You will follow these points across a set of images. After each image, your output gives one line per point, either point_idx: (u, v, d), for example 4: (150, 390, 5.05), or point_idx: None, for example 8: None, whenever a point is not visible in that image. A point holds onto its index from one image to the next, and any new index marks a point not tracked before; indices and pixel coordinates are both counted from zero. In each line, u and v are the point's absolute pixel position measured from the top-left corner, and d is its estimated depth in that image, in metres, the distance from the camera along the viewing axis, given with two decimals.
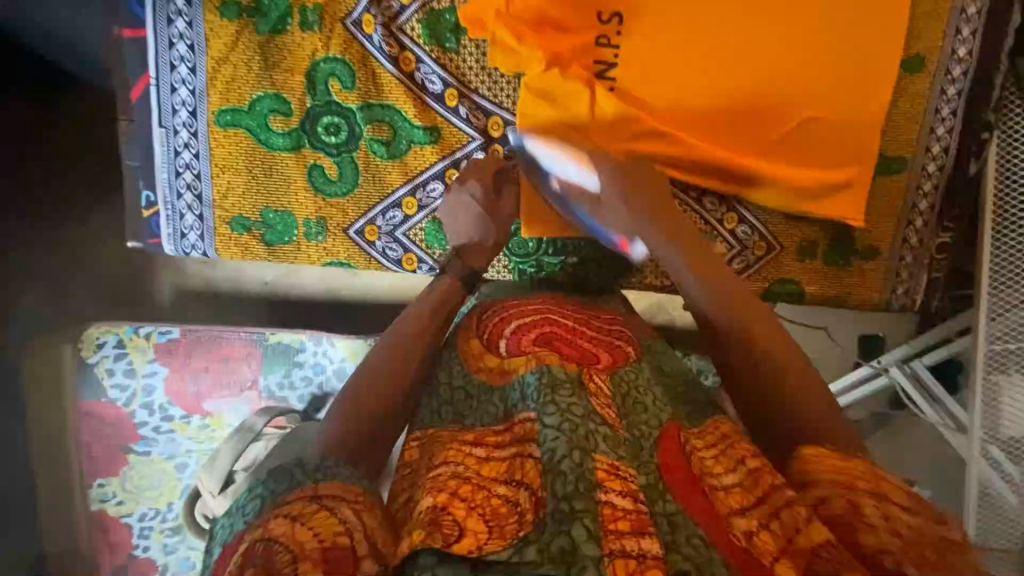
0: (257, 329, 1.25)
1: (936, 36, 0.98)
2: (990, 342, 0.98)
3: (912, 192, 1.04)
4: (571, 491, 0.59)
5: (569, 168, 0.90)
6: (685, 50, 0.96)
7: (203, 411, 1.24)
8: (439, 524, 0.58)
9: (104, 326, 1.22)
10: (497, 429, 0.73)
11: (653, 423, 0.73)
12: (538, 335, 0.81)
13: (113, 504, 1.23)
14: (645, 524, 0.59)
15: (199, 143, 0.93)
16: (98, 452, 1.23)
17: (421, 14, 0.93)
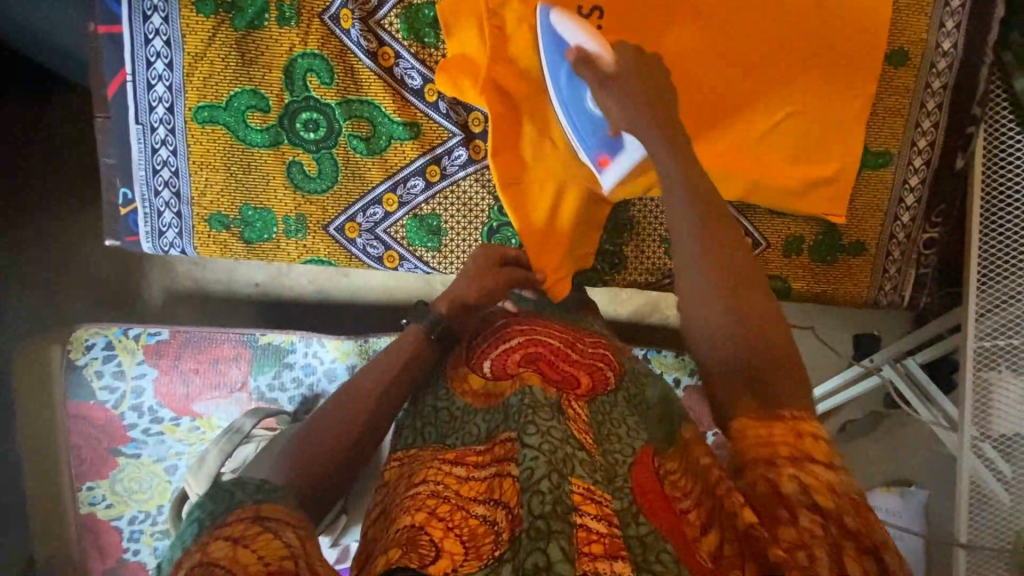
0: (247, 332, 1.45)
1: (918, 34, 1.01)
2: (979, 339, 1.06)
3: (898, 187, 1.07)
4: (550, 510, 0.56)
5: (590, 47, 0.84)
6: (671, 40, 0.96)
7: (192, 413, 1.45)
8: (416, 544, 0.55)
9: (93, 329, 1.44)
10: (478, 450, 0.70)
11: (627, 452, 0.68)
12: (523, 355, 0.79)
13: (102, 507, 1.45)
14: (620, 548, 0.57)
15: (177, 140, 0.93)
16: (87, 454, 1.44)
17: (399, 8, 0.92)
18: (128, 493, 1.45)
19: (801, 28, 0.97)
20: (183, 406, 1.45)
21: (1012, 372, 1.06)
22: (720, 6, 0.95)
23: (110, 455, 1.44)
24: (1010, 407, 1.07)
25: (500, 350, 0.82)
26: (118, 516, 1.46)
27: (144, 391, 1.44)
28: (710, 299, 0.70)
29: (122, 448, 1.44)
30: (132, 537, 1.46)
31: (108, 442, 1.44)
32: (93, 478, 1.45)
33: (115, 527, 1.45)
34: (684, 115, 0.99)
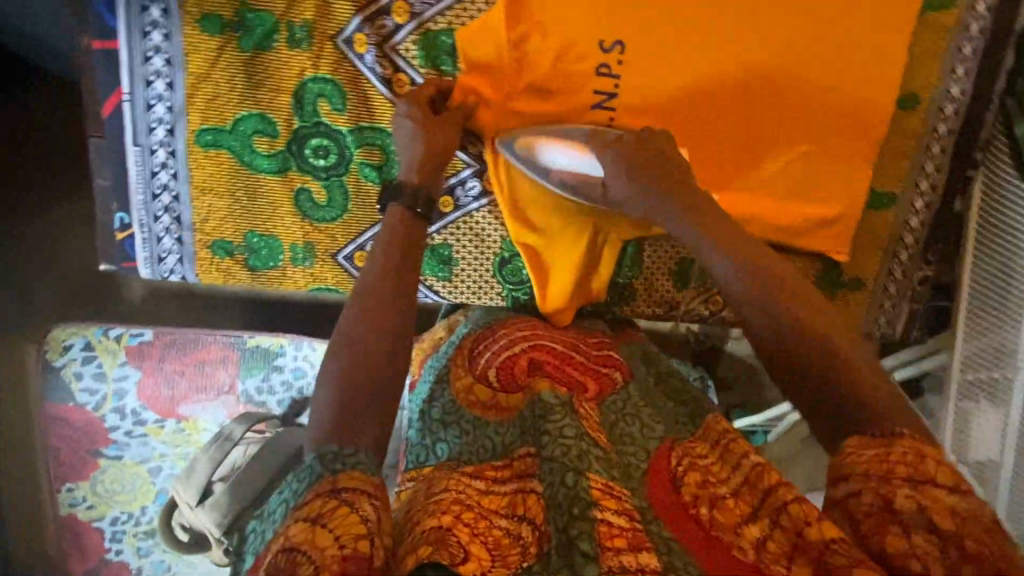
0: (234, 335, 1.44)
1: (930, 78, 1.02)
2: (962, 372, 1.14)
3: (899, 226, 1.09)
4: (569, 520, 0.61)
5: (558, 154, 0.88)
6: (690, 78, 0.95)
7: (177, 416, 1.43)
8: (445, 543, 0.58)
9: (70, 330, 1.41)
10: (495, 463, 0.74)
11: (641, 456, 0.73)
12: (529, 360, 0.85)
13: (82, 507, 1.45)
14: (643, 540, 0.61)
15: (177, 163, 0.88)
16: (67, 454, 1.43)
17: (417, 34, 0.88)
18: (110, 494, 1.44)
19: (818, 70, 0.97)
20: (168, 408, 1.43)
21: (988, 403, 1.10)
22: (742, 45, 0.95)
23: (92, 456, 1.43)
24: (981, 437, 1.12)
25: (505, 358, 0.86)
26: (100, 516, 1.45)
27: (126, 394, 1.42)
28: (729, 274, 0.73)
29: (104, 450, 1.43)
30: (114, 538, 1.44)
31: (90, 442, 1.43)
32: (74, 479, 1.44)
33: (97, 527, 1.44)
34: (697, 154, 1.00)
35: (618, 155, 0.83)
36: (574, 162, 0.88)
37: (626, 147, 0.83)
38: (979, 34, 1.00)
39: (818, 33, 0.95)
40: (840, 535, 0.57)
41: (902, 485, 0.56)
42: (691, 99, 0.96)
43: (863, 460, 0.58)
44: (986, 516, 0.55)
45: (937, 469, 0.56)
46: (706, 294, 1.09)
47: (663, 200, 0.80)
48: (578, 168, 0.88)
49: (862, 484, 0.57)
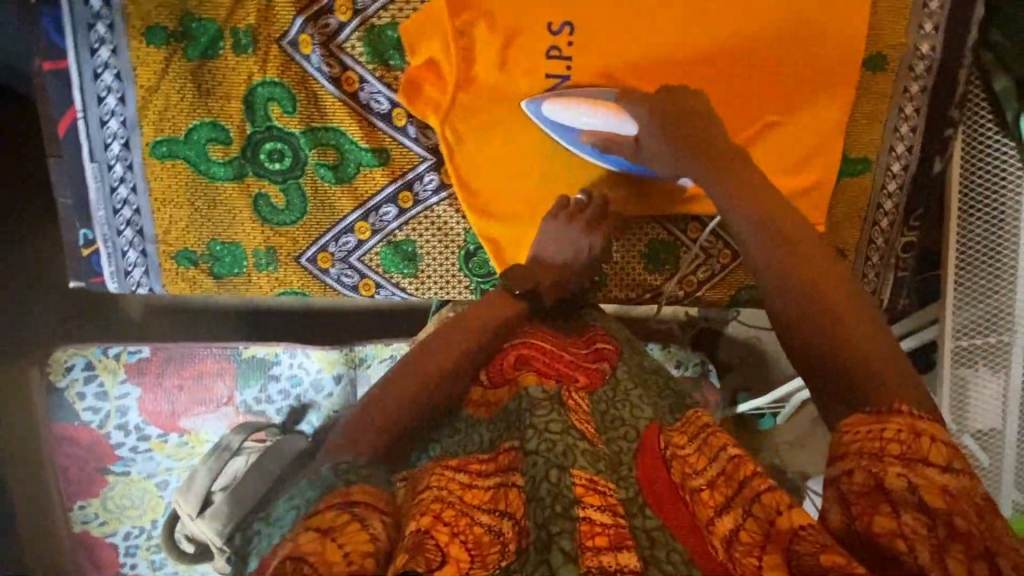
0: (230, 346, 1.45)
1: (897, 37, 0.98)
2: (957, 338, 1.14)
3: (876, 192, 1.05)
4: (550, 517, 0.60)
5: (592, 119, 0.89)
6: (644, 54, 0.93)
7: (180, 429, 1.45)
8: (422, 548, 0.58)
9: (71, 351, 1.43)
10: (481, 458, 0.74)
11: (631, 438, 0.73)
12: (517, 358, 0.83)
13: (95, 524, 1.48)
14: (624, 538, 0.59)
15: (136, 177, 0.89)
16: (75, 473, 1.46)
17: (361, 31, 0.87)
18: (121, 510, 1.47)
19: (776, 34, 0.94)
20: (170, 422, 1.45)
21: (987, 368, 1.15)
22: (695, 20, 0.92)
23: (99, 474, 1.46)
24: (983, 402, 1.16)
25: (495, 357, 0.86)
26: (112, 532, 1.48)
27: (128, 411, 1.44)
28: (751, 243, 0.76)
29: (111, 467, 1.46)
30: (128, 553, 1.48)
31: (95, 461, 1.45)
32: (84, 497, 1.47)
33: (110, 543, 1.48)
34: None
35: (655, 112, 0.85)
36: (606, 122, 0.89)
37: (657, 106, 0.86)
38: None
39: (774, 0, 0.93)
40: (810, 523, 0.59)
41: (893, 463, 0.56)
42: (647, 77, 0.94)
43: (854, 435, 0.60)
44: (957, 489, 0.55)
45: (931, 448, 0.56)
46: (681, 273, 1.06)
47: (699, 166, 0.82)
48: (610, 130, 0.89)
49: (856, 463, 0.58)
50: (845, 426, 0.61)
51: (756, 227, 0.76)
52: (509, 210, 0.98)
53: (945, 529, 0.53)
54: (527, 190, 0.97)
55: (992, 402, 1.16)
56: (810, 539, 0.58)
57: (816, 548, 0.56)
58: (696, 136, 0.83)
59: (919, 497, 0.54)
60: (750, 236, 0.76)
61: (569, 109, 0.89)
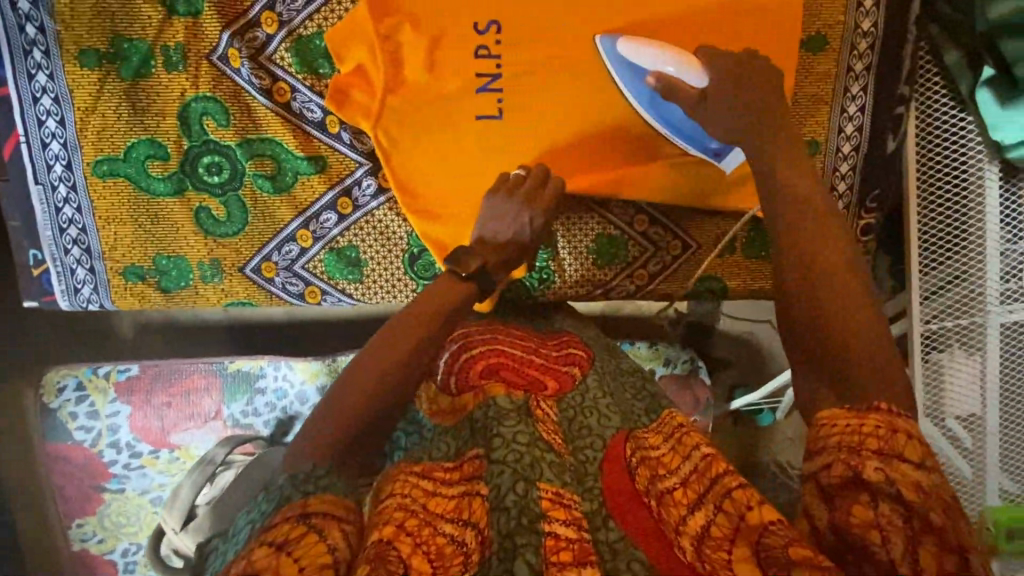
0: (216, 361, 1.47)
1: (837, 16, 0.96)
2: (925, 323, 1.11)
3: (828, 174, 1.03)
4: (515, 528, 0.61)
5: (667, 66, 0.85)
6: (574, 46, 0.92)
7: (170, 445, 1.47)
8: (385, 560, 0.57)
9: (62, 371, 1.46)
10: (446, 466, 0.72)
11: (597, 446, 0.72)
12: (486, 366, 0.81)
13: (94, 541, 1.52)
14: (588, 553, 0.60)
15: (79, 196, 0.91)
16: (72, 492, 1.49)
17: (289, 42, 0.89)
18: (118, 527, 1.51)
19: (710, 16, 0.91)
20: (160, 439, 1.47)
21: (962, 351, 1.11)
22: (624, 9, 0.91)
23: (95, 491, 1.49)
24: (961, 386, 1.13)
25: (461, 363, 0.83)
26: (111, 549, 1.52)
27: (120, 428, 1.46)
28: (779, 202, 0.77)
29: (105, 484, 1.48)
30: (128, 568, 1.53)
31: (91, 479, 1.49)
32: (81, 515, 1.51)
33: (110, 559, 1.52)
34: (597, 121, 0.94)
35: (727, 70, 0.84)
36: (679, 68, 0.85)
37: (736, 66, 0.84)
38: None
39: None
40: (778, 518, 0.60)
41: (871, 457, 0.59)
42: (579, 69, 0.93)
43: (833, 428, 0.63)
44: (930, 487, 0.58)
45: (907, 444, 0.60)
46: (630, 268, 1.05)
47: (748, 128, 0.82)
48: (681, 76, 0.85)
49: (834, 456, 0.60)
50: (822, 419, 0.64)
51: (795, 192, 0.77)
52: (450, 210, 0.97)
53: (920, 524, 0.56)
54: (468, 187, 0.96)
55: (970, 385, 1.12)
56: (780, 532, 0.58)
57: (785, 542, 0.56)
58: (759, 96, 0.83)
59: (897, 491, 0.57)
60: (783, 198, 0.77)
61: (642, 50, 0.86)
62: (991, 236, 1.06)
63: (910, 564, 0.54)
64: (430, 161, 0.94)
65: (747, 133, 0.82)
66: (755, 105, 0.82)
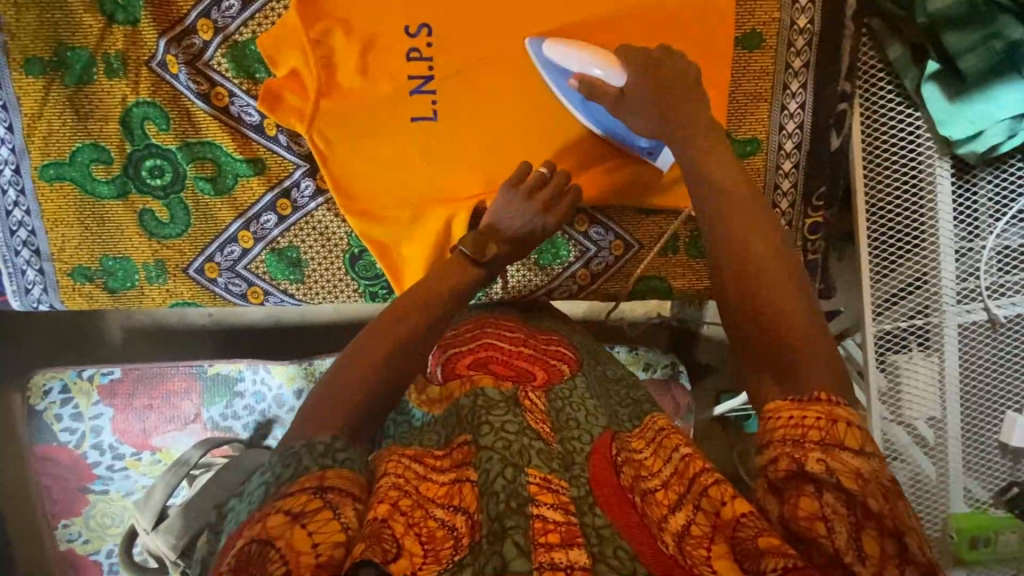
0: (195, 364, 1.48)
1: (771, 12, 0.95)
2: (880, 324, 1.08)
3: (771, 172, 1.02)
4: (504, 511, 0.58)
5: (592, 69, 0.87)
6: (505, 48, 0.93)
7: (152, 447, 1.50)
8: (379, 538, 0.56)
9: (49, 374, 1.48)
10: (437, 453, 0.71)
11: (584, 439, 0.69)
12: (472, 359, 0.82)
13: (79, 542, 1.56)
14: (576, 535, 0.57)
15: (28, 200, 0.95)
16: (60, 494, 1.53)
17: (225, 47, 0.91)
18: (103, 528, 1.55)
19: (638, 18, 0.93)
20: (142, 440, 1.49)
21: (920, 351, 1.08)
22: (554, 10, 0.92)
23: (81, 493, 1.53)
24: (921, 387, 1.09)
25: (449, 357, 0.84)
26: (95, 550, 1.57)
27: (102, 430, 1.49)
28: (705, 193, 0.75)
29: (90, 485, 1.52)
30: (112, 569, 1.58)
31: (76, 480, 1.52)
32: (67, 516, 1.54)
33: (94, 560, 1.57)
34: (533, 121, 0.96)
35: (649, 69, 0.85)
36: (600, 71, 0.87)
37: (658, 67, 0.85)
38: None
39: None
40: (750, 509, 0.59)
41: (813, 449, 0.56)
42: (511, 71, 0.94)
43: (779, 419, 0.60)
44: (870, 474, 0.56)
45: (846, 432, 0.57)
46: (571, 269, 1.05)
47: (672, 123, 0.81)
48: (604, 78, 0.87)
49: (780, 450, 0.58)
50: (768, 411, 0.61)
51: (714, 181, 0.75)
52: (389, 211, 0.98)
53: (862, 510, 0.54)
54: (405, 187, 0.97)
55: (930, 386, 1.09)
56: (751, 524, 0.57)
57: (755, 533, 0.56)
58: (681, 90, 0.83)
59: (839, 481, 0.55)
60: (708, 189, 0.75)
61: (568, 54, 0.87)
62: (946, 234, 1.03)
63: (855, 554, 0.52)
64: (364, 162, 0.96)
65: (672, 128, 0.81)
66: (676, 99, 0.82)
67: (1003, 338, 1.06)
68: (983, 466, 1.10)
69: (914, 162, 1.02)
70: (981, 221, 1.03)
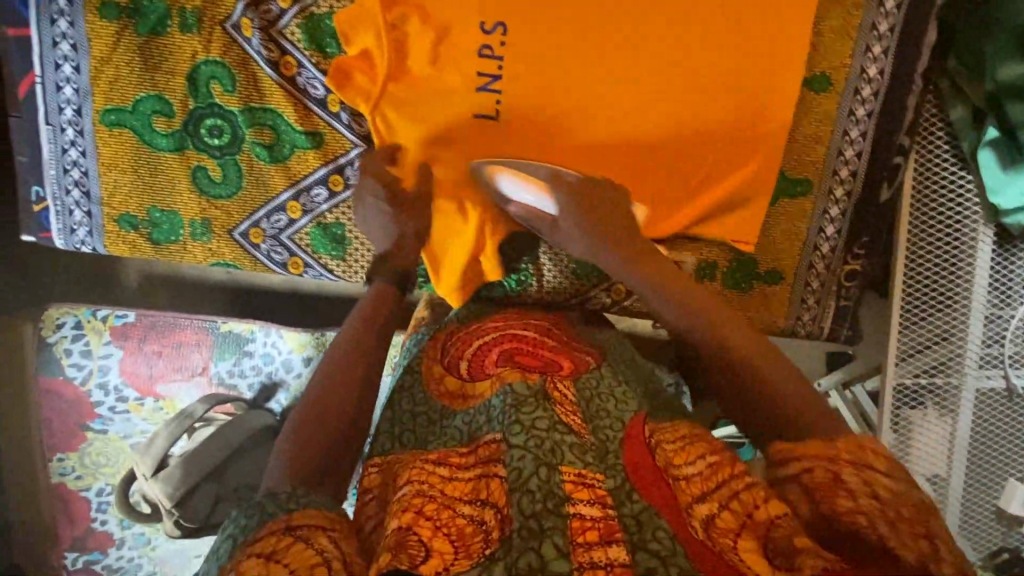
0: (209, 319, 1.49)
1: (844, 58, 0.96)
2: (901, 378, 1.10)
3: (818, 215, 1.03)
4: (540, 509, 0.57)
5: (526, 195, 0.92)
6: (577, 59, 0.94)
7: (155, 394, 1.49)
8: (405, 545, 0.55)
9: (62, 308, 1.45)
10: (462, 450, 0.71)
11: (616, 428, 0.70)
12: (501, 353, 0.83)
13: (71, 477, 1.50)
14: (614, 532, 0.57)
15: (86, 141, 0.95)
16: (60, 427, 1.49)
17: (300, 18, 0.91)
18: (97, 467, 1.50)
19: (713, 46, 0.94)
20: (146, 386, 1.49)
21: (935, 410, 1.10)
22: (631, 30, 0.93)
23: (80, 429, 1.49)
24: (931, 446, 1.11)
25: (476, 349, 0.86)
26: (88, 486, 1.51)
27: (109, 370, 1.48)
28: (660, 304, 0.82)
29: (90, 424, 1.49)
30: (100, 508, 1.50)
31: (76, 417, 1.49)
32: (63, 449, 1.49)
33: (83, 497, 1.50)
34: (595, 133, 0.97)
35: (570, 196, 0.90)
36: (536, 200, 0.92)
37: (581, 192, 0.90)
38: (895, 10, 0.93)
39: (642, 4, 0.93)
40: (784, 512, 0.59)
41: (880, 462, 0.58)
42: (567, 85, 0.95)
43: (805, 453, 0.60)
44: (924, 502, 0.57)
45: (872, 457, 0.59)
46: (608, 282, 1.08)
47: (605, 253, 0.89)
48: (536, 207, 0.93)
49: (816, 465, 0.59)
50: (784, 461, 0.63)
51: (670, 296, 0.81)
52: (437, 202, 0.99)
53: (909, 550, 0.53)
54: (457, 179, 0.98)
55: (940, 446, 1.10)
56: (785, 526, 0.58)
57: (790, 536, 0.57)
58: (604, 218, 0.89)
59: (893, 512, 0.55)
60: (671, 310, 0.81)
61: (510, 186, 0.92)
62: (979, 298, 1.04)
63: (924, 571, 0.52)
64: (422, 150, 0.97)
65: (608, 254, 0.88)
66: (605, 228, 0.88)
67: (1017, 408, 1.08)
68: (978, 527, 1.12)
69: (959, 225, 1.03)
70: (1015, 291, 1.04)
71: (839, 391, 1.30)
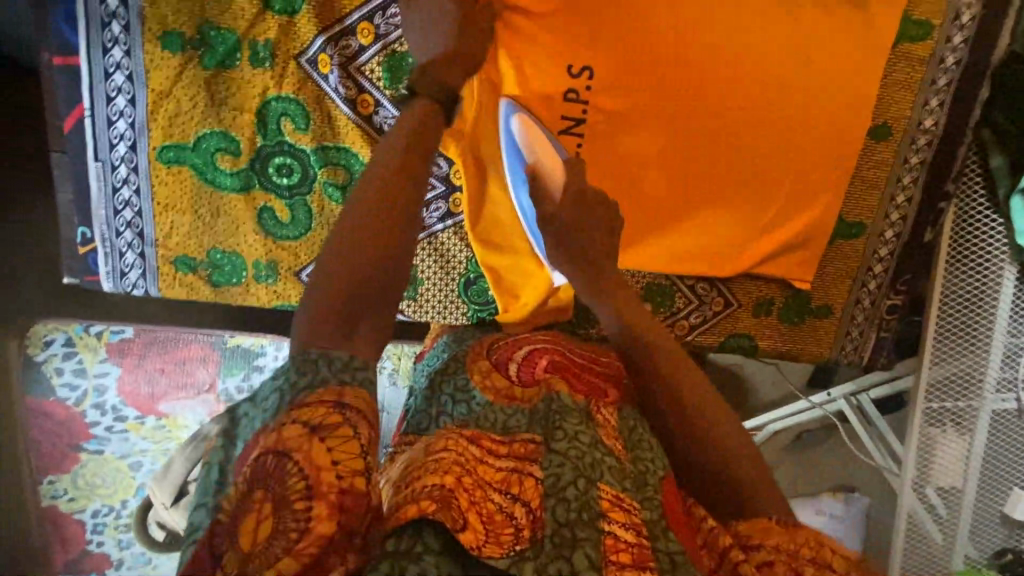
0: (214, 332, 1.33)
1: (903, 110, 1.02)
2: (926, 401, 1.14)
3: (868, 256, 1.10)
4: (576, 516, 0.50)
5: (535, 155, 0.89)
6: (662, 104, 0.95)
7: (157, 412, 1.33)
8: (447, 505, 0.49)
9: (51, 324, 1.29)
10: (498, 436, 0.61)
11: (658, 464, 0.63)
12: (551, 361, 0.76)
13: (64, 500, 1.35)
14: (647, 559, 0.50)
15: (140, 179, 0.88)
16: (47, 449, 1.33)
17: (381, 55, 0.86)
18: (91, 488, 1.35)
19: (790, 97, 0.96)
20: (147, 404, 1.33)
21: (955, 431, 1.14)
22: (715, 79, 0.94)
23: (71, 451, 1.33)
24: (949, 463, 1.16)
25: (526, 353, 0.80)
26: (81, 509, 1.36)
27: (106, 390, 1.31)
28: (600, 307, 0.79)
29: (84, 445, 1.33)
30: (95, 530, 1.37)
31: (68, 437, 1.32)
32: (54, 472, 1.34)
33: (77, 520, 1.36)
34: (673, 173, 0.99)
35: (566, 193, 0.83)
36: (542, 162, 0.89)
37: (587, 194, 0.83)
38: (953, 66, 1.00)
39: (728, 56, 0.94)
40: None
41: None
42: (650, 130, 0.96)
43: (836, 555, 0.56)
44: None
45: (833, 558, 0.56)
46: (672, 318, 1.10)
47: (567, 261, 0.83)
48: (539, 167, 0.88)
49: (775, 556, 0.56)
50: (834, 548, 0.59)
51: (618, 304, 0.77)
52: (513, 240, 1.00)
53: None
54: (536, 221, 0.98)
55: (958, 464, 1.15)
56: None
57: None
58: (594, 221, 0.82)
59: None
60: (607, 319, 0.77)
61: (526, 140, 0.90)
62: (1000, 330, 1.04)
63: None
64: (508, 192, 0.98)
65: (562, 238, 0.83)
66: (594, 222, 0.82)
67: None
68: (984, 534, 1.16)
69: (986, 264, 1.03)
70: None
71: (848, 398, 1.31)
